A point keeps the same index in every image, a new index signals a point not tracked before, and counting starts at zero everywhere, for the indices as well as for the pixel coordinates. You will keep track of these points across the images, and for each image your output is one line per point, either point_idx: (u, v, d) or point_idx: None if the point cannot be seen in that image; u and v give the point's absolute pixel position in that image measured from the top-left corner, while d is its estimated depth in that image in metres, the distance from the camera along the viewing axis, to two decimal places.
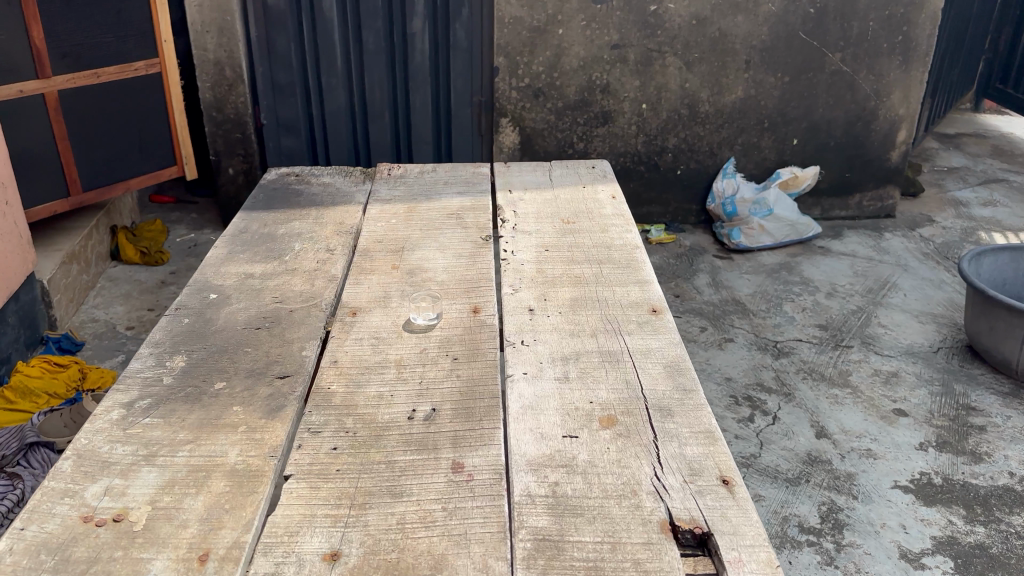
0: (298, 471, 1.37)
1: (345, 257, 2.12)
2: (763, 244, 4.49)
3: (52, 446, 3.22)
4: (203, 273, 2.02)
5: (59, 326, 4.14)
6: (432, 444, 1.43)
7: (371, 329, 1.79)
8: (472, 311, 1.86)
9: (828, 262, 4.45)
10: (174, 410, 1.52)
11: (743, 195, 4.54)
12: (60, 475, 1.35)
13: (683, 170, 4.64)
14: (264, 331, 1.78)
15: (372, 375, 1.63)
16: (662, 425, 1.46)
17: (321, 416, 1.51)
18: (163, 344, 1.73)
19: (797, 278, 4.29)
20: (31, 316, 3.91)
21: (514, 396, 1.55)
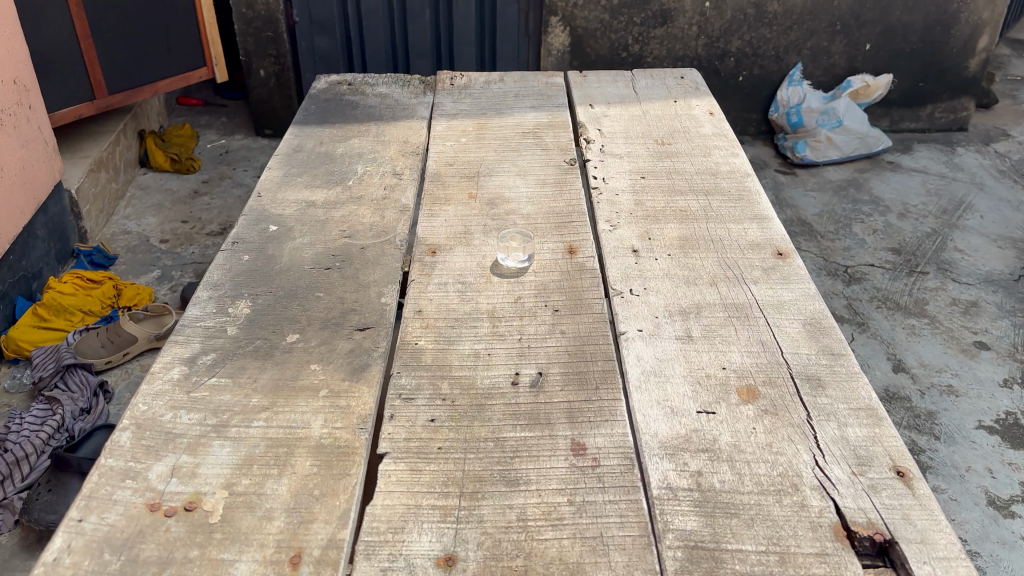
0: (395, 449, 1.18)
1: (415, 182, 1.88)
2: (830, 159, 4.15)
3: (90, 368, 3.11)
4: (259, 201, 1.80)
5: (90, 239, 3.97)
6: (547, 416, 1.23)
7: (455, 271, 1.57)
8: (567, 251, 1.63)
9: (899, 179, 4.12)
10: (244, 368, 1.32)
11: (811, 104, 4.21)
12: (119, 452, 1.16)
13: (746, 77, 4.28)
14: (336, 272, 1.56)
15: (463, 329, 1.42)
16: (814, 401, 1.27)
17: (412, 379, 1.31)
18: (223, 286, 1.52)
19: (866, 197, 3.97)
20: (59, 228, 3.74)
21: (632, 358, 1.35)
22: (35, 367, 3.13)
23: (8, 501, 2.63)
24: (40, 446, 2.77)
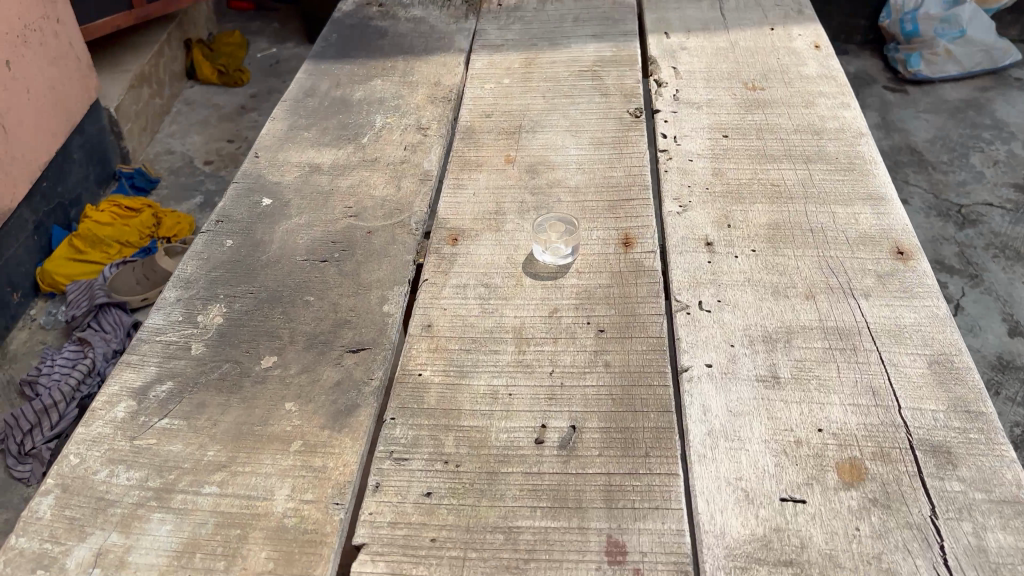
0: (375, 539, 0.91)
1: (443, 141, 1.56)
2: (946, 74, 3.42)
3: (124, 306, 2.93)
4: (255, 163, 1.50)
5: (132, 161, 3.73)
6: (579, 497, 0.94)
7: (478, 270, 1.26)
8: (622, 242, 1.29)
9: None
10: (204, 405, 1.06)
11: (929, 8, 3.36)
12: (34, 529, 0.91)
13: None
14: (332, 266, 1.27)
15: (480, 355, 1.12)
16: (941, 488, 0.94)
17: (408, 431, 1.03)
18: (196, 283, 1.25)
19: (987, 120, 3.22)
20: (99, 149, 3.49)
21: (695, 411, 1.03)
22: (69, 305, 2.97)
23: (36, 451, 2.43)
24: (70, 393, 2.49)
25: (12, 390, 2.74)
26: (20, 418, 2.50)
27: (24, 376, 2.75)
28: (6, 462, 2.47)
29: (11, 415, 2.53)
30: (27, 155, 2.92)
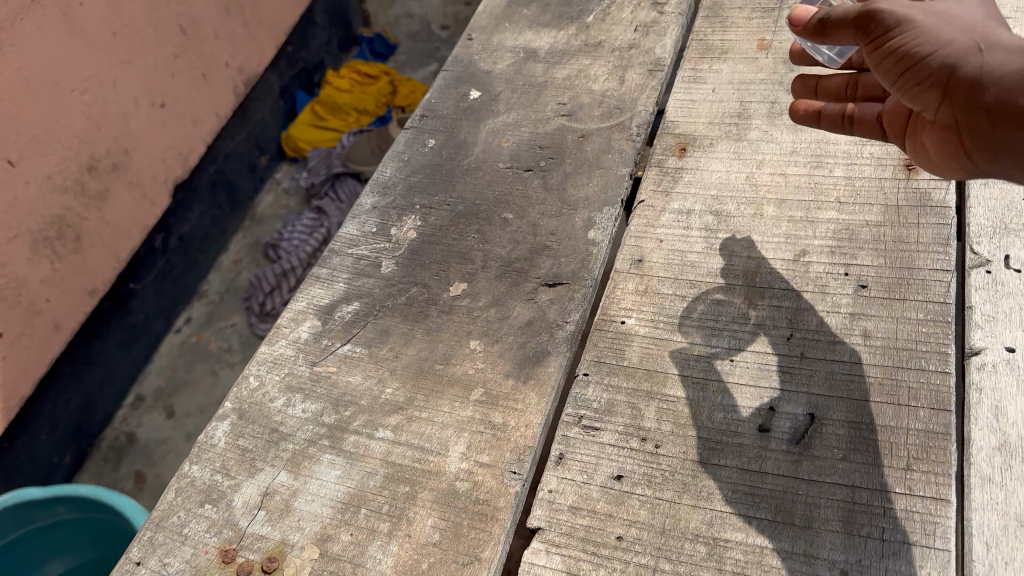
0: (553, 524, 0.78)
1: (683, 20, 1.30)
2: None
3: (358, 178, 3.02)
4: (468, 47, 1.35)
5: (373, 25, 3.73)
6: (809, 516, 0.74)
7: (708, 190, 1.04)
8: (904, 163, 0.99)
9: None
10: (387, 335, 0.96)
11: None
12: (209, 457, 0.88)
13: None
14: (536, 178, 1.10)
15: (700, 304, 0.93)
16: None
17: (603, 393, 0.87)
18: (394, 188, 1.14)
19: None
20: (341, 13, 3.51)
21: (985, 414, 0.78)
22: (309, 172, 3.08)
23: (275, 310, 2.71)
24: (305, 259, 2.75)
25: (257, 251, 2.96)
26: (261, 280, 2.76)
27: (268, 239, 2.95)
28: (249, 318, 2.74)
29: (253, 277, 2.79)
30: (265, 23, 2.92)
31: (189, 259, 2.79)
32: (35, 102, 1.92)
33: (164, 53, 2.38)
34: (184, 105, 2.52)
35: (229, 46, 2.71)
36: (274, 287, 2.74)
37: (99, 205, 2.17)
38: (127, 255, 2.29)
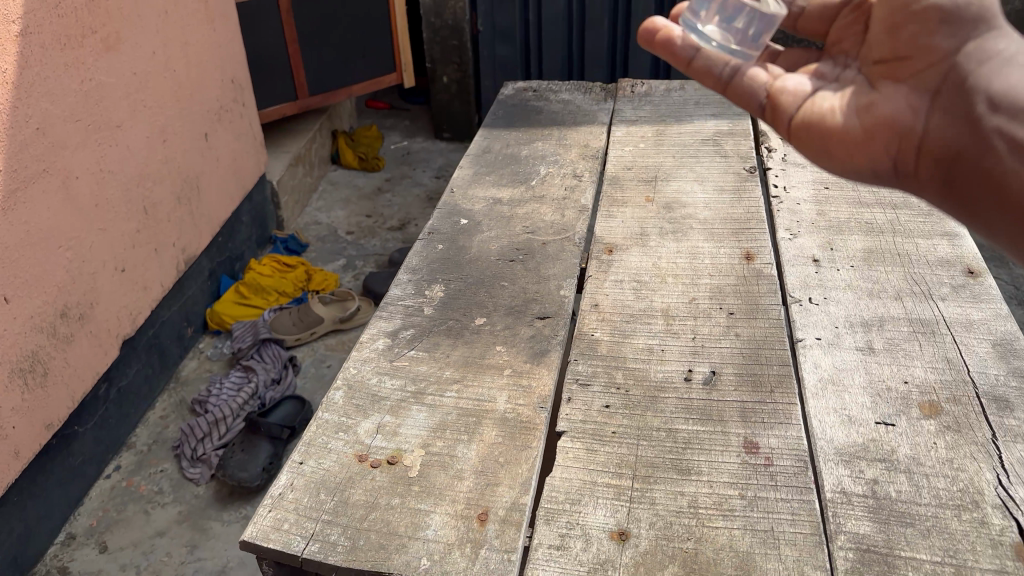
0: (572, 428, 1.26)
1: (594, 185, 1.98)
2: None
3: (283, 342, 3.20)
4: (451, 196, 1.94)
5: (286, 227, 4.04)
6: (719, 415, 1.26)
7: (630, 271, 1.64)
8: (744, 256, 1.65)
9: None
10: (439, 344, 1.44)
11: None
12: (334, 407, 1.30)
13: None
14: (518, 264, 1.67)
15: (638, 324, 1.49)
16: (1000, 422, 1.22)
17: (588, 367, 1.39)
18: (420, 271, 1.66)
19: None
20: (261, 215, 3.83)
21: (810, 365, 1.34)
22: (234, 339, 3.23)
23: (206, 456, 2.73)
24: (236, 408, 2.86)
25: (184, 408, 3.00)
26: (194, 428, 2.78)
27: (195, 395, 3.01)
28: (180, 463, 2.74)
29: (185, 426, 2.81)
30: (208, 215, 3.28)
31: (123, 410, 2.80)
32: (36, 252, 2.23)
33: (129, 227, 2.72)
34: (138, 272, 2.80)
35: (177, 230, 3.05)
36: (206, 434, 2.77)
37: (64, 348, 2.36)
38: (81, 397, 2.46)
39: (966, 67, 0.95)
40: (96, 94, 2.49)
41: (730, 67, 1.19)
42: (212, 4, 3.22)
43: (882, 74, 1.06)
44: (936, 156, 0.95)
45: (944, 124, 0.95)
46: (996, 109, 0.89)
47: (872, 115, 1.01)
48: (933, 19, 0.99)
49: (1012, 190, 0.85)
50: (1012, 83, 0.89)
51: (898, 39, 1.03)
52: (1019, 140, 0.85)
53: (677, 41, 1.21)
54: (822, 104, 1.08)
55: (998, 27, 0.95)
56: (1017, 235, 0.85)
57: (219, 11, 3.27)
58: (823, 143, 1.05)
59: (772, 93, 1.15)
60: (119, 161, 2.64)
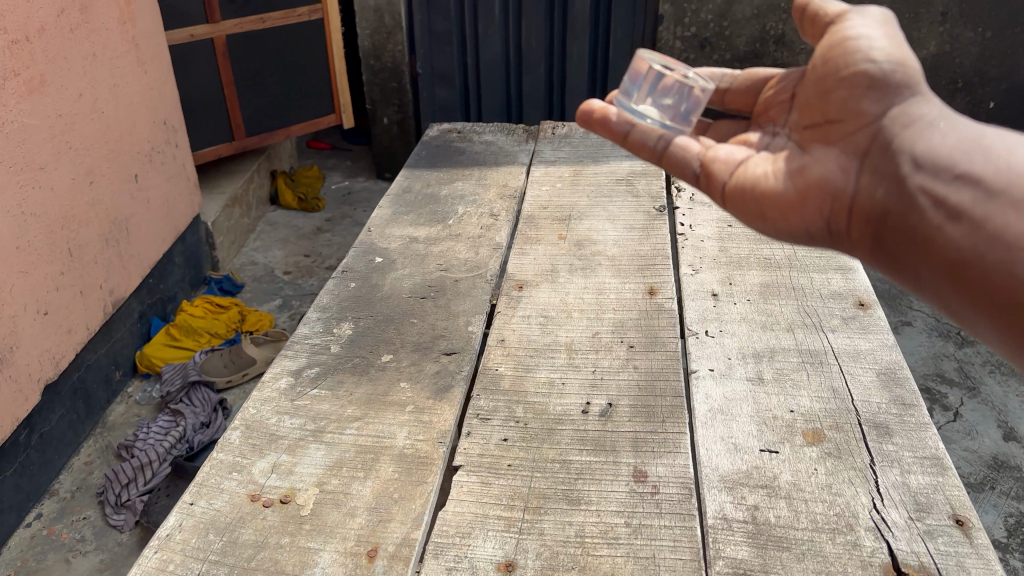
0: (468, 462, 1.27)
1: (510, 224, 2.02)
2: None
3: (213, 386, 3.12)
4: (368, 234, 1.97)
5: (221, 269, 3.97)
6: (611, 445, 1.30)
7: (538, 306, 1.68)
8: (647, 291, 1.70)
9: None
10: (342, 382, 1.45)
11: None
12: (229, 447, 1.31)
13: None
14: (429, 301, 1.70)
15: (541, 358, 1.52)
16: (879, 447, 1.27)
17: (490, 402, 1.41)
18: (330, 309, 1.67)
19: None
20: (194, 256, 3.75)
21: (702, 396, 1.39)
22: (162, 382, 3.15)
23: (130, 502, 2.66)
24: (162, 453, 2.78)
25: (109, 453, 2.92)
26: (118, 474, 2.70)
27: (122, 440, 2.92)
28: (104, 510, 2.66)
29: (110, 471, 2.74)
30: (138, 258, 3.19)
31: (46, 458, 2.72)
32: None
33: (52, 269, 2.66)
34: (62, 316, 2.73)
35: (105, 269, 2.98)
36: (130, 480, 2.70)
37: None
38: None
39: (891, 130, 1.02)
40: (18, 136, 2.47)
41: (662, 140, 1.26)
42: (144, 46, 3.16)
43: (815, 139, 1.13)
44: (865, 213, 1.02)
45: (872, 184, 1.01)
46: (915, 166, 0.96)
47: (805, 180, 1.08)
48: (859, 85, 1.06)
49: (931, 239, 0.91)
50: (928, 143, 0.96)
51: (829, 108, 1.10)
52: (937, 193, 0.92)
53: (614, 118, 1.28)
54: (754, 170, 1.15)
55: (918, 92, 1.03)
56: (938, 281, 0.91)
57: (152, 51, 3.22)
58: (759, 207, 1.12)
59: (705, 161, 1.22)
60: (41, 203, 2.59)
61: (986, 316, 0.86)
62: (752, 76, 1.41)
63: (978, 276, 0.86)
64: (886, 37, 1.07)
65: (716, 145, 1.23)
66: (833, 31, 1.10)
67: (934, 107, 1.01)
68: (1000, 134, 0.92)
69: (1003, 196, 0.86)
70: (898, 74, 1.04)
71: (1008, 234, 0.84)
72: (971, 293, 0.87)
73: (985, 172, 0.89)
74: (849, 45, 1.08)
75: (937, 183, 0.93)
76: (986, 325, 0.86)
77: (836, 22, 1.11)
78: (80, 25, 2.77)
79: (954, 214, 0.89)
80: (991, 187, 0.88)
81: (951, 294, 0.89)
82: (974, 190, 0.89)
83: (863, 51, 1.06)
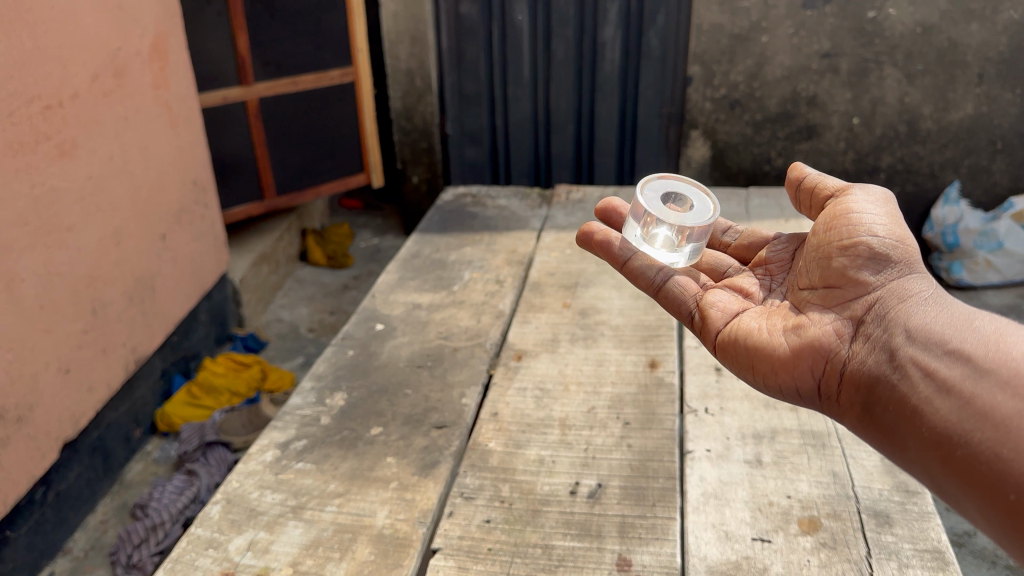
0: (447, 545, 1.23)
1: (515, 290, 2.00)
2: (989, 283, 3.42)
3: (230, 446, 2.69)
4: (372, 300, 1.96)
5: (245, 324, 3.54)
6: (599, 530, 1.24)
7: (536, 378, 1.64)
8: (649, 364, 1.66)
9: None
10: (328, 456, 1.43)
11: (969, 224, 3.45)
12: (208, 523, 1.29)
13: (898, 194, 3.62)
14: (426, 370, 1.67)
15: (533, 435, 1.47)
16: (877, 538, 1.20)
17: (475, 479, 1.37)
18: (326, 378, 1.66)
19: None
20: (220, 312, 3.33)
21: (695, 478, 1.33)
22: (179, 444, 2.74)
23: (141, 565, 2.29)
24: (176, 513, 2.40)
25: (125, 512, 2.54)
26: (131, 533, 2.36)
27: (139, 499, 2.55)
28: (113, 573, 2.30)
29: (122, 531, 2.39)
30: (163, 325, 2.80)
31: (61, 516, 2.36)
32: None
33: (75, 328, 2.30)
34: (85, 373, 2.35)
35: (128, 329, 2.58)
36: (143, 540, 2.34)
37: None
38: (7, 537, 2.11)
39: (888, 304, 1.11)
40: (47, 199, 2.18)
41: (662, 276, 1.37)
42: (177, 108, 2.86)
43: (811, 302, 1.22)
44: (856, 380, 1.08)
45: (864, 352, 1.08)
46: (910, 339, 1.03)
47: (799, 339, 1.15)
48: (861, 257, 1.16)
49: (922, 410, 0.96)
50: (922, 320, 1.05)
51: (828, 275, 1.20)
52: (929, 366, 0.98)
53: (615, 243, 1.42)
54: (750, 324, 1.23)
55: (914, 271, 1.13)
56: (926, 456, 0.94)
57: (185, 114, 2.92)
58: (752, 360, 1.19)
59: (701, 306, 1.32)
60: (69, 264, 2.28)
61: (975, 497, 0.87)
62: (754, 233, 1.54)
63: (964, 454, 0.89)
64: (885, 220, 1.20)
65: (714, 290, 1.34)
66: (840, 209, 1.24)
67: (928, 287, 1.10)
68: (989, 316, 1.00)
69: (993, 376, 0.91)
70: (895, 254, 1.16)
71: (999, 413, 0.88)
72: (957, 466, 0.90)
73: (975, 351, 0.95)
74: (851, 218, 1.21)
75: (930, 357, 0.99)
76: (971, 503, 0.88)
77: (842, 203, 1.25)
78: (114, 88, 2.48)
79: (946, 388, 0.94)
80: (979, 365, 0.93)
81: (939, 470, 0.92)
82: (965, 367, 0.94)
83: (866, 227, 1.18)
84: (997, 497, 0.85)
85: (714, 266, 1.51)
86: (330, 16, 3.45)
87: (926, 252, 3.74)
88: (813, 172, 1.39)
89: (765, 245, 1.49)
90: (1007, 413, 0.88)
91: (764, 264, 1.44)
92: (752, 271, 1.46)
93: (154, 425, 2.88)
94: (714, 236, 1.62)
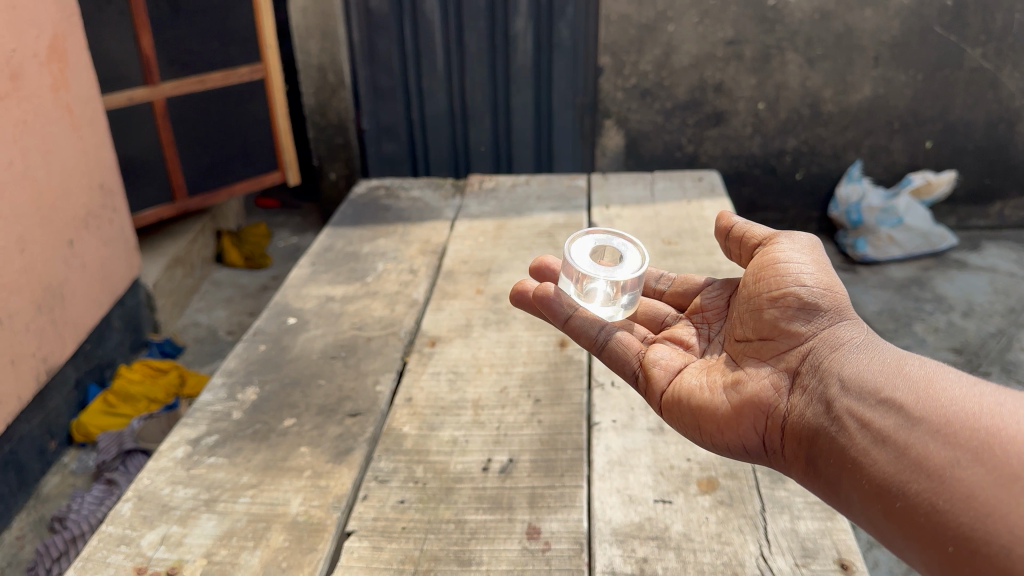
0: (362, 527, 1.25)
1: (429, 279, 2.03)
2: (892, 257, 3.59)
3: (149, 452, 2.61)
4: (284, 295, 1.96)
5: (161, 330, 3.46)
6: (509, 502, 1.29)
7: (449, 362, 1.67)
8: (560, 343, 1.71)
9: (966, 278, 3.46)
10: (240, 449, 1.43)
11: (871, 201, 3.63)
12: (119, 520, 1.28)
13: (803, 175, 3.79)
14: (339, 361, 1.69)
15: (447, 417, 1.50)
16: (771, 494, 1.28)
17: (389, 463, 1.39)
18: (237, 373, 1.66)
19: (928, 294, 3.35)
20: (134, 317, 3.25)
21: (601, 449, 1.39)
22: (97, 454, 2.65)
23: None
24: (94, 525, 2.33)
25: (43, 526, 2.48)
26: (48, 548, 2.29)
27: (56, 512, 2.48)
28: None
29: (39, 545, 2.33)
30: (73, 333, 2.72)
31: None
32: None
33: None
34: None
35: (37, 339, 2.50)
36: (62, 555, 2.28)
37: None
38: None
39: (820, 354, 1.13)
40: None
41: (603, 332, 1.34)
42: (80, 111, 2.78)
43: (749, 356, 1.24)
44: (797, 434, 1.09)
45: (802, 405, 1.10)
46: (845, 389, 1.05)
47: (738, 397, 1.17)
48: (791, 308, 1.19)
49: (861, 462, 0.96)
50: (856, 368, 1.06)
51: (762, 328, 1.22)
52: (865, 417, 0.99)
53: (554, 298, 1.36)
54: (691, 382, 1.24)
55: (844, 318, 1.16)
56: (869, 509, 0.95)
57: (88, 116, 2.84)
58: (696, 420, 1.20)
59: (645, 364, 1.31)
60: None
61: (919, 549, 0.88)
62: (686, 280, 1.55)
63: (904, 506, 0.90)
64: (812, 268, 1.23)
65: (656, 346, 1.33)
66: (768, 258, 1.27)
67: (859, 334, 1.13)
68: (918, 360, 1.02)
69: (924, 425, 0.92)
70: (824, 302, 1.19)
71: (931, 462, 0.89)
72: (898, 519, 0.90)
73: (907, 400, 0.96)
74: (777, 269, 1.25)
75: (865, 407, 1.01)
76: (915, 555, 0.89)
77: (770, 252, 1.29)
78: (11, 91, 2.40)
79: (882, 438, 0.95)
80: (911, 413, 0.95)
81: (883, 523, 0.92)
82: (898, 416, 0.95)
83: (793, 277, 1.21)
84: (937, 548, 0.86)
85: (652, 317, 1.52)
86: (238, 13, 3.40)
87: (831, 229, 3.90)
88: (741, 220, 1.43)
89: (698, 293, 1.51)
90: (939, 463, 0.88)
91: (700, 312, 1.46)
92: (690, 319, 1.47)
93: (71, 437, 2.79)
94: (649, 284, 1.62)
